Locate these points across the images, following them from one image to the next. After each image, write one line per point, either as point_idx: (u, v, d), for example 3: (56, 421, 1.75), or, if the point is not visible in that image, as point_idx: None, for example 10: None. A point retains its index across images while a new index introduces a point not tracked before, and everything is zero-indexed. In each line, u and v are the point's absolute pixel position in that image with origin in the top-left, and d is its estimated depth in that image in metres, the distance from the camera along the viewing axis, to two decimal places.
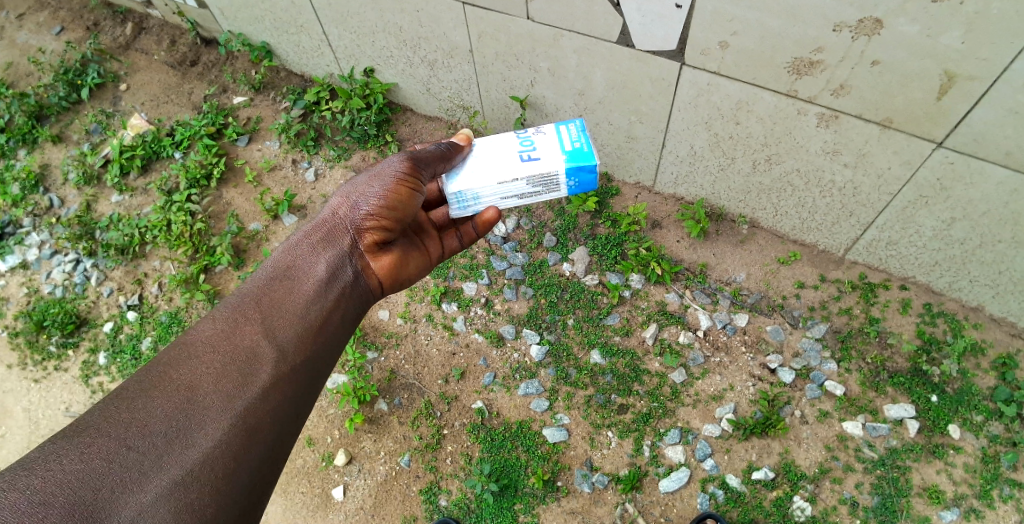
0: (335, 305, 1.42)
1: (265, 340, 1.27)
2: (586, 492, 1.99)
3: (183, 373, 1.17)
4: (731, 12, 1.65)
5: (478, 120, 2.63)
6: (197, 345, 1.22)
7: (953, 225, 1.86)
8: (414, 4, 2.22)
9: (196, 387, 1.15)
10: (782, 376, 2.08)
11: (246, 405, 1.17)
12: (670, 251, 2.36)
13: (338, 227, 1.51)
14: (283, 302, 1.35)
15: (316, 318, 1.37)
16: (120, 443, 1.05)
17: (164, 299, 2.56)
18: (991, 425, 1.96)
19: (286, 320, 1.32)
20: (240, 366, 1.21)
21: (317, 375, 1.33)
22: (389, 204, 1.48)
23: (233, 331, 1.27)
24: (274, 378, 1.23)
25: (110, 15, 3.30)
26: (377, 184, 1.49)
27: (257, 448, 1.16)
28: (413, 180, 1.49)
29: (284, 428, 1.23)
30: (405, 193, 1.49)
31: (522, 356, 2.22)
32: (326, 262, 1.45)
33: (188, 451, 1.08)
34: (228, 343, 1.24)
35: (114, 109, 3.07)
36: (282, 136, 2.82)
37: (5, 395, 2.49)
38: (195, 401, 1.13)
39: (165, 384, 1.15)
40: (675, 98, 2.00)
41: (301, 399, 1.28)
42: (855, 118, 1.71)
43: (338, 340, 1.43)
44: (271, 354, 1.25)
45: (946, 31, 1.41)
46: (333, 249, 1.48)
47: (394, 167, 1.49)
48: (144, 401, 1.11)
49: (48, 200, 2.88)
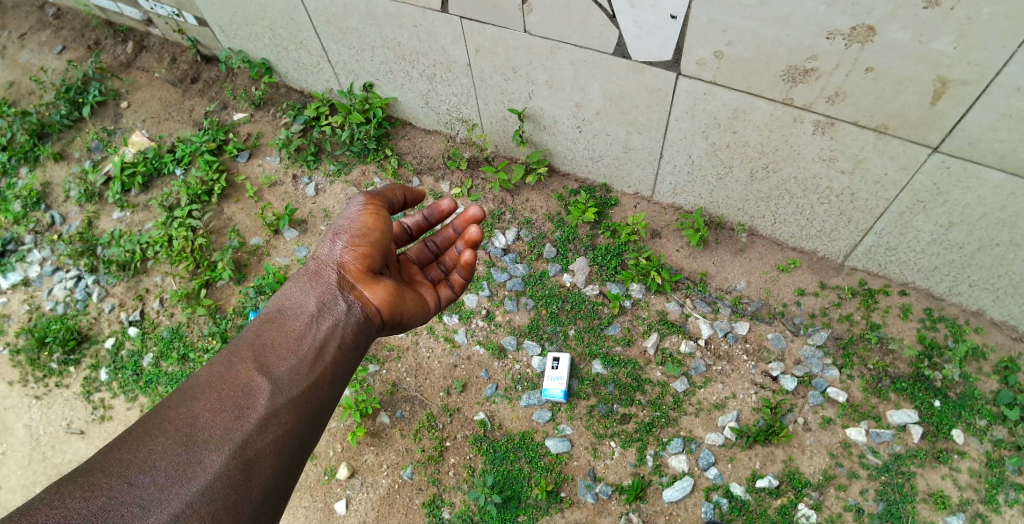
0: (330, 336, 1.48)
1: (260, 374, 1.34)
2: (589, 503, 1.98)
3: (183, 412, 1.25)
4: (726, 22, 1.67)
5: (477, 132, 2.65)
6: (196, 387, 1.31)
7: (951, 230, 1.87)
8: (412, 19, 2.24)
9: (194, 423, 1.23)
10: (784, 384, 2.08)
11: (243, 437, 1.23)
12: (670, 260, 2.37)
13: (323, 266, 1.62)
14: (279, 340, 1.44)
15: (312, 349, 1.43)
16: (121, 479, 1.11)
17: (165, 314, 2.56)
18: (994, 430, 1.95)
19: (281, 354, 1.40)
20: (236, 401, 1.28)
21: (317, 407, 1.39)
22: (360, 231, 1.63)
23: (230, 370, 1.35)
24: (271, 409, 1.30)
25: (111, 34, 3.34)
26: (349, 223, 1.64)
27: (256, 479, 1.22)
28: (378, 209, 1.67)
29: (283, 459, 1.28)
30: (371, 218, 1.65)
31: (524, 367, 2.23)
32: (317, 297, 1.54)
33: (189, 484, 1.14)
34: (225, 382, 1.32)
35: (115, 126, 3.10)
36: (283, 151, 2.84)
37: (6, 412, 2.49)
38: (193, 437, 1.21)
39: (166, 423, 1.22)
40: (672, 108, 2.01)
41: (303, 429, 1.34)
42: (850, 125, 1.73)
43: (341, 369, 1.47)
44: (267, 388, 1.32)
45: (938, 36, 1.43)
46: (324, 284, 1.58)
47: (354, 204, 1.68)
48: (145, 441, 1.18)
49: (50, 217, 2.89)
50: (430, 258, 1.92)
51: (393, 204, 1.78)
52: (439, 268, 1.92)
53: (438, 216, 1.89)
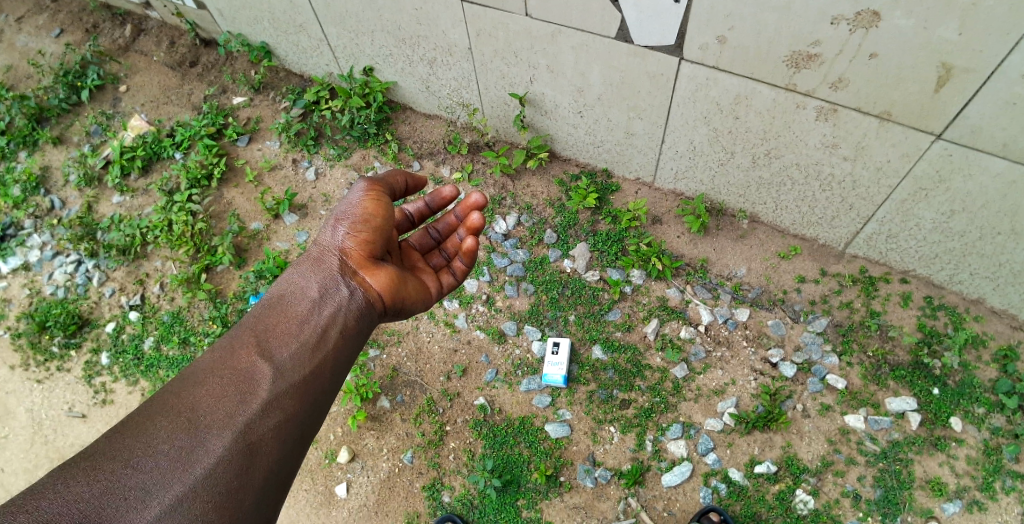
0: (332, 321, 1.48)
1: (262, 359, 1.34)
2: (588, 487, 1.99)
3: (185, 397, 1.26)
4: (729, 6, 1.65)
5: (477, 118, 2.63)
6: (198, 373, 1.32)
7: (952, 218, 1.86)
8: (413, 3, 2.22)
9: (196, 409, 1.24)
10: (784, 370, 2.08)
11: (245, 422, 1.24)
12: (671, 246, 2.36)
13: (324, 252, 1.61)
14: (281, 325, 1.43)
15: (314, 335, 1.43)
16: (124, 464, 1.13)
17: (166, 299, 2.56)
18: (992, 418, 1.96)
19: (283, 340, 1.40)
20: (238, 387, 1.29)
21: (320, 392, 1.39)
22: (362, 217, 1.62)
23: (232, 356, 1.35)
24: (273, 394, 1.30)
25: (109, 17, 3.31)
26: (350, 209, 1.64)
27: (259, 464, 1.23)
28: (379, 195, 1.67)
29: (286, 444, 1.28)
30: (373, 204, 1.64)
31: (524, 353, 2.23)
32: (319, 283, 1.54)
33: (191, 468, 1.15)
34: (227, 368, 1.32)
35: (114, 111, 3.08)
36: (283, 135, 2.83)
37: (8, 395, 2.50)
38: (195, 423, 1.21)
39: (169, 409, 1.23)
40: (674, 94, 2.00)
41: (305, 414, 1.34)
42: (853, 111, 1.72)
43: (343, 355, 1.47)
44: (268, 373, 1.32)
45: (942, 23, 1.41)
46: (326, 270, 1.57)
47: (356, 190, 1.68)
48: (148, 426, 1.20)
49: (49, 201, 2.88)
50: (432, 245, 1.92)
51: (395, 191, 1.78)
52: (440, 255, 1.91)
53: (439, 203, 1.88)
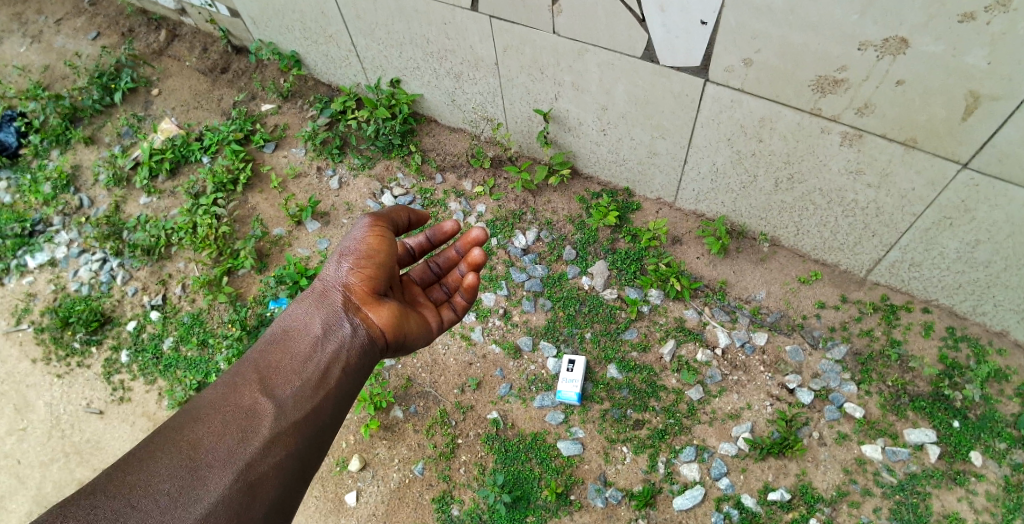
0: (334, 358, 1.50)
1: (264, 396, 1.36)
2: (599, 507, 1.98)
3: (186, 434, 1.27)
4: (755, 29, 1.66)
5: (501, 132, 2.66)
6: (200, 409, 1.33)
7: (977, 248, 1.84)
8: (442, 16, 2.26)
9: (197, 447, 1.25)
10: (801, 397, 2.06)
11: (246, 461, 1.25)
12: (689, 267, 2.36)
13: (328, 288, 1.63)
14: (284, 362, 1.45)
15: (316, 372, 1.45)
16: (125, 502, 1.13)
17: (187, 300, 2.60)
18: (1014, 453, 1.91)
19: (285, 377, 1.41)
20: (240, 424, 1.30)
21: (320, 429, 1.40)
22: (366, 253, 1.65)
23: (233, 392, 1.36)
24: (273, 432, 1.31)
25: (145, 22, 3.40)
26: (354, 243, 1.67)
27: (258, 504, 1.24)
28: (382, 231, 1.70)
29: (285, 481, 1.30)
30: (376, 241, 1.67)
31: (539, 368, 2.23)
32: (322, 319, 1.56)
33: (190, 508, 1.16)
34: (228, 404, 1.34)
35: (145, 113, 3.15)
36: (308, 143, 2.87)
37: (29, 389, 2.54)
38: (196, 461, 1.22)
39: (170, 445, 1.24)
40: (698, 115, 2.01)
41: (305, 452, 1.36)
42: (878, 137, 1.71)
43: (344, 391, 1.49)
44: (270, 410, 1.34)
45: (971, 51, 1.41)
46: (329, 306, 1.59)
47: (360, 226, 1.71)
48: (149, 463, 1.20)
49: (78, 200, 2.95)
50: (432, 279, 1.93)
51: (399, 226, 1.81)
52: (441, 289, 1.92)
53: (440, 237, 1.90)
